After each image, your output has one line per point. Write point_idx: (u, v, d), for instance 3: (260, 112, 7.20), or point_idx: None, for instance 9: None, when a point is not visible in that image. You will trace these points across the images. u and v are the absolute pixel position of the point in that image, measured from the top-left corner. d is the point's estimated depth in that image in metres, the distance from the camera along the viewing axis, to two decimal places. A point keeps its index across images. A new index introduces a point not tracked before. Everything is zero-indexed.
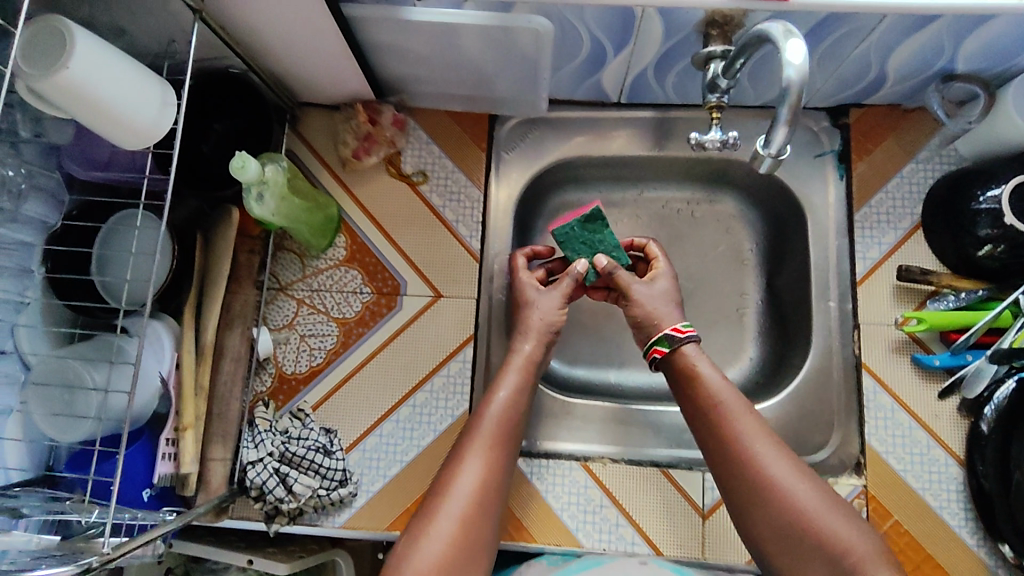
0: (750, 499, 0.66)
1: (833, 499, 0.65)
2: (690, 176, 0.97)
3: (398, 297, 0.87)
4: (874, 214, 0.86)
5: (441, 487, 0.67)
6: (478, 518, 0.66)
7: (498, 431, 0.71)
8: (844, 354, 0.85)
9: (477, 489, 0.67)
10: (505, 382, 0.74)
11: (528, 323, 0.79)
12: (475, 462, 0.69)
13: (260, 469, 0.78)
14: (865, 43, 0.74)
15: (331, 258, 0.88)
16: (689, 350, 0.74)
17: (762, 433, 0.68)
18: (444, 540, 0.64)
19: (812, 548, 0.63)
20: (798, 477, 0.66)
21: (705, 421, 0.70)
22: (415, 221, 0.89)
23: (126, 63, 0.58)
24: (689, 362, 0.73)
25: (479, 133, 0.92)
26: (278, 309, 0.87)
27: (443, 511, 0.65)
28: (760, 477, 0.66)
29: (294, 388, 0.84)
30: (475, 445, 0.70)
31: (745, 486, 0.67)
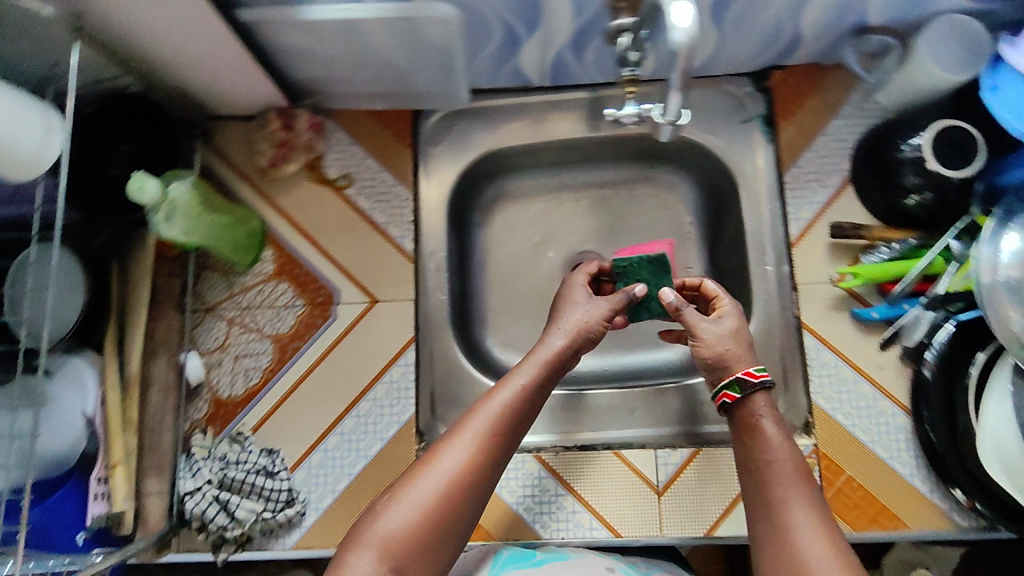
0: (768, 547, 0.58)
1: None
2: (623, 154, 0.95)
3: (333, 307, 0.85)
4: (803, 174, 0.86)
5: (427, 458, 0.61)
6: (449, 510, 0.59)
7: (501, 431, 0.63)
8: (786, 317, 0.85)
9: (460, 473, 0.60)
10: (522, 375, 0.67)
11: (566, 320, 0.72)
12: (466, 443, 0.62)
13: (199, 498, 0.76)
14: (775, 2, 0.73)
15: (259, 273, 0.85)
16: (759, 402, 0.65)
17: (814, 500, 0.59)
18: (412, 513, 0.58)
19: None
20: (824, 533, 0.56)
21: (750, 465, 0.63)
22: (342, 226, 0.87)
23: (8, 94, 0.58)
24: (755, 410, 0.65)
25: (401, 130, 0.90)
26: (207, 331, 0.83)
27: (417, 485, 0.60)
28: (788, 538, 0.57)
29: (232, 411, 0.81)
30: (471, 425, 0.63)
31: (768, 543, 0.58)
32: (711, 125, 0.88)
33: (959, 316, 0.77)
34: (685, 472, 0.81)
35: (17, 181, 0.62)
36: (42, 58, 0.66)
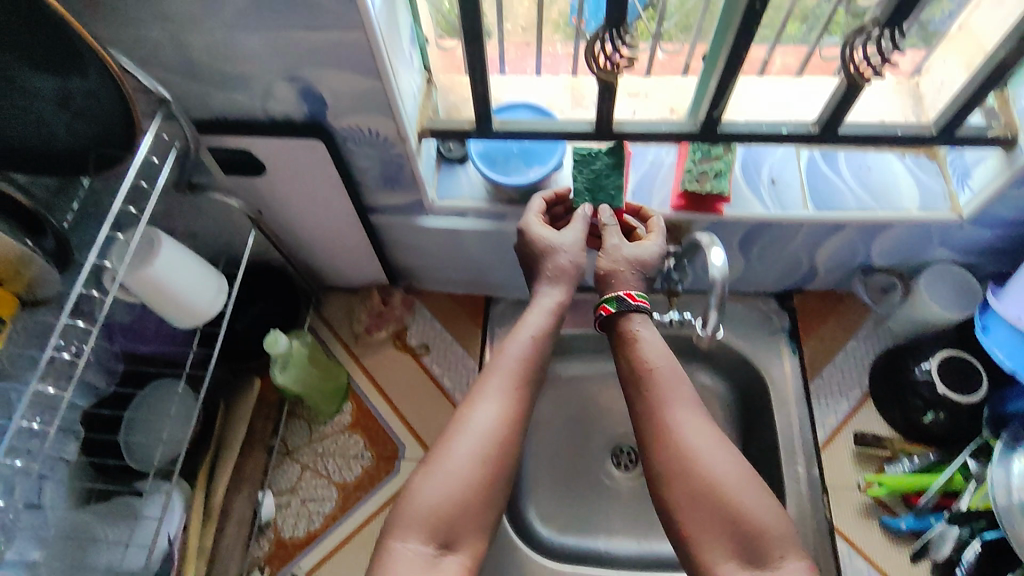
0: (659, 454, 0.66)
1: (749, 476, 0.65)
2: None
3: (396, 461, 0.94)
4: (827, 385, 0.97)
5: (457, 423, 0.66)
6: (491, 465, 0.65)
7: (522, 374, 0.70)
8: (819, 520, 0.87)
9: (492, 427, 0.66)
10: (533, 324, 0.73)
11: (552, 264, 0.75)
12: (493, 401, 0.67)
13: None
14: (794, 243, 0.90)
15: (337, 424, 0.96)
16: (633, 319, 0.73)
17: (687, 403, 0.69)
18: (456, 476, 0.63)
19: (722, 521, 0.62)
20: (716, 449, 0.66)
21: (630, 378, 0.71)
22: (415, 389, 0.99)
23: (195, 262, 0.71)
24: (630, 326, 0.73)
25: (475, 311, 1.06)
26: (282, 473, 0.92)
27: (455, 452, 0.64)
28: (680, 445, 0.66)
29: (289, 552, 0.88)
30: (496, 383, 0.69)
31: (655, 447, 0.67)
32: (743, 332, 0.99)
33: (984, 533, 0.80)
34: None
35: (170, 322, 0.73)
36: (220, 240, 0.85)
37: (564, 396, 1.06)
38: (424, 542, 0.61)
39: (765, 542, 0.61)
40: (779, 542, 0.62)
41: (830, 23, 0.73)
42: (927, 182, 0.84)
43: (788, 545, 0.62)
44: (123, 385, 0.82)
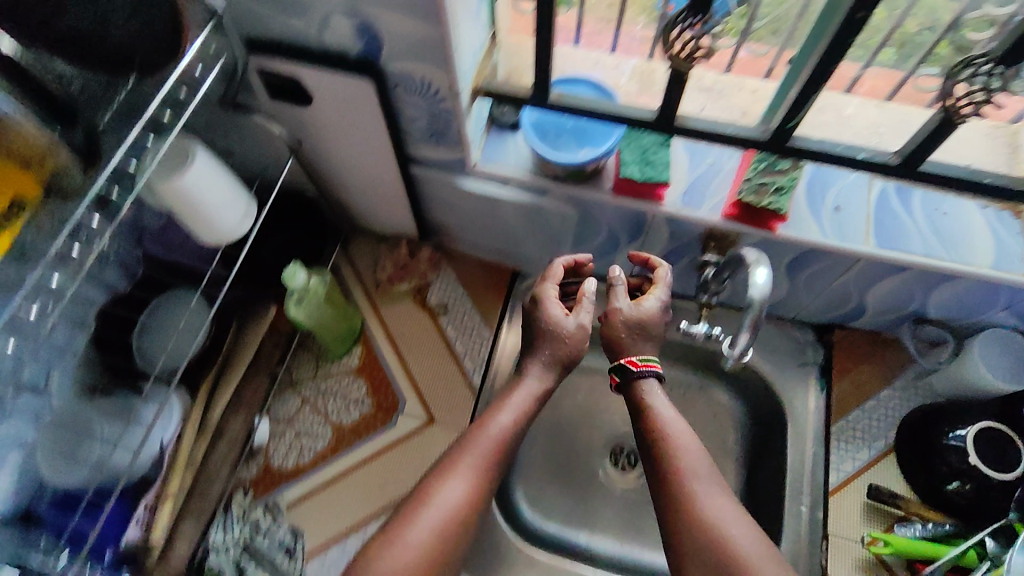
0: (677, 525, 0.67)
1: (772, 551, 0.64)
2: (685, 361, 1.06)
3: (394, 414, 0.94)
4: (850, 429, 0.93)
5: (424, 494, 0.68)
6: (448, 537, 0.67)
7: (493, 453, 0.71)
8: (812, 564, 0.84)
9: (456, 504, 0.68)
10: (513, 406, 0.74)
11: (545, 353, 0.76)
12: (463, 477, 0.69)
13: (223, 554, 0.80)
14: (844, 277, 0.85)
15: (344, 365, 0.98)
16: (643, 385, 0.75)
17: (707, 476, 0.68)
18: (413, 550, 0.65)
19: None
20: (736, 523, 0.65)
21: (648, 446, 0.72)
22: (427, 348, 0.99)
23: (227, 180, 0.71)
24: (642, 394, 0.75)
25: (500, 283, 1.05)
26: (282, 403, 0.94)
27: (417, 523, 0.66)
28: (697, 519, 0.65)
29: (275, 480, 0.89)
30: (468, 459, 0.70)
31: (673, 517, 0.67)
32: (773, 357, 0.97)
33: None
34: None
35: (193, 233, 0.74)
36: (260, 162, 0.85)
37: (576, 385, 1.04)
38: None
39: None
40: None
41: (932, 52, 0.66)
42: (1005, 238, 0.77)
43: None
44: (141, 289, 0.83)
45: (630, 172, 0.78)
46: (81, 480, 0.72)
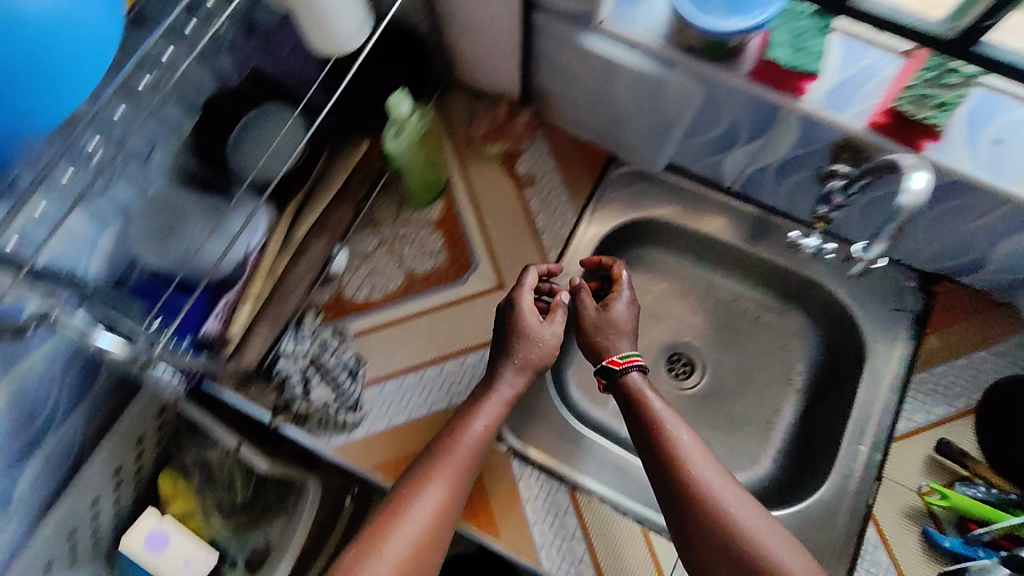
0: (678, 511, 0.72)
1: (775, 528, 0.70)
2: (769, 283, 1.03)
3: (466, 273, 0.94)
4: (931, 384, 0.87)
5: (399, 506, 0.72)
6: (430, 536, 0.72)
7: (466, 460, 0.76)
8: (856, 501, 0.84)
9: (432, 516, 0.72)
10: (486, 411, 0.79)
11: (523, 356, 0.81)
12: (437, 485, 0.74)
13: (292, 362, 0.86)
14: (981, 220, 0.78)
15: (424, 216, 0.96)
16: (632, 375, 0.82)
17: (706, 462, 0.74)
18: (391, 562, 0.69)
19: (740, 562, 0.68)
20: (737, 498, 0.71)
21: (647, 438, 0.77)
22: (508, 216, 0.96)
23: None
24: (633, 387, 0.81)
25: (594, 165, 0.99)
26: (360, 239, 0.95)
27: (393, 537, 0.71)
28: (704, 496, 0.71)
29: (345, 309, 0.91)
30: (442, 469, 0.74)
31: (676, 502, 0.72)
32: (867, 298, 0.93)
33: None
34: None
35: (307, 37, 0.71)
36: None
37: None
38: None
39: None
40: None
41: None
42: None
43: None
44: (247, 88, 0.81)
45: (778, 53, 0.72)
46: (171, 264, 0.76)
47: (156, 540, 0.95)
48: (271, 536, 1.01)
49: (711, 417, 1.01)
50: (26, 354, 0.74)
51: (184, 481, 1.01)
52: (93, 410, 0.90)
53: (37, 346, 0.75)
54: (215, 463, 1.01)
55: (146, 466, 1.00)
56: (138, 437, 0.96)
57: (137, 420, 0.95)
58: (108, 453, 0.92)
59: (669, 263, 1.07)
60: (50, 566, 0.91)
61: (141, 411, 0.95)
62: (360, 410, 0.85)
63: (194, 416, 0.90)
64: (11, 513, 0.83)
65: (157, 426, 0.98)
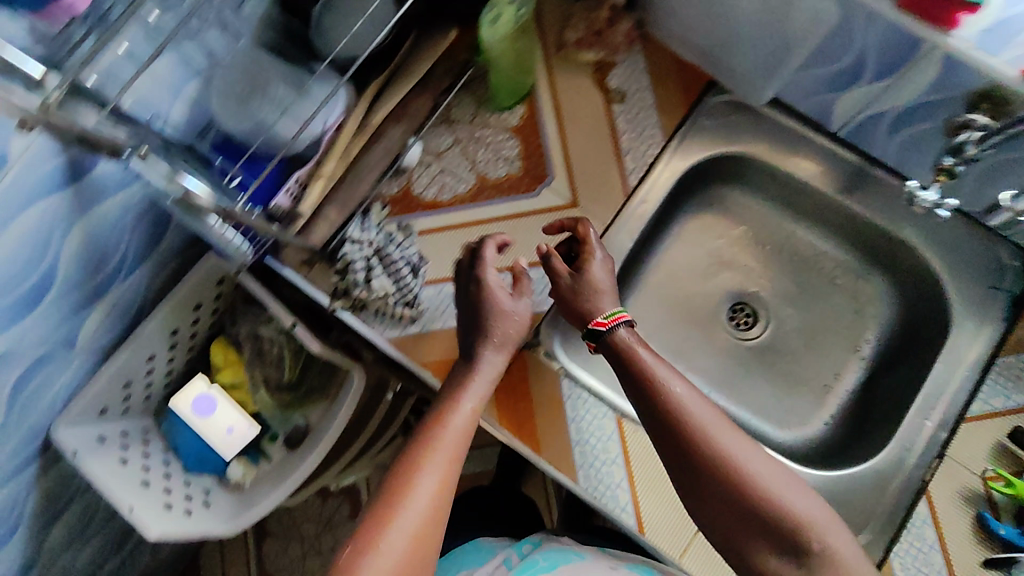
0: (686, 473, 0.66)
1: (789, 475, 0.64)
2: (855, 241, 0.97)
3: (539, 186, 0.89)
4: (1019, 367, 0.84)
5: (396, 498, 0.64)
6: (432, 528, 0.64)
7: (458, 444, 0.69)
8: (912, 473, 0.80)
9: (432, 502, 0.65)
10: (472, 392, 0.72)
11: (499, 333, 0.76)
12: (433, 471, 0.66)
13: (358, 249, 0.83)
14: None
15: (503, 120, 0.92)
16: (621, 333, 0.74)
17: (707, 416, 0.67)
18: (394, 559, 0.61)
19: (760, 520, 0.62)
20: (747, 450, 0.65)
21: (641, 397, 0.70)
22: (591, 132, 0.90)
23: None
24: (623, 343, 0.74)
25: (690, 89, 0.92)
26: (436, 135, 0.91)
27: (393, 530, 0.62)
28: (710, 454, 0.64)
29: (412, 207, 0.89)
30: (435, 456, 0.67)
31: (681, 462, 0.66)
32: (959, 269, 0.87)
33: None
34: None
35: None
36: None
37: None
38: None
39: (811, 552, 0.60)
40: (833, 554, 0.59)
41: None
42: None
43: (834, 531, 0.61)
44: None
45: None
46: (246, 131, 0.73)
47: (203, 405, 1.02)
48: (311, 420, 1.04)
49: (767, 371, 0.97)
50: (103, 200, 0.75)
51: (234, 352, 1.03)
52: (156, 268, 0.90)
53: (113, 194, 0.76)
54: (266, 338, 1.00)
55: (199, 333, 1.02)
56: (195, 304, 0.96)
57: (196, 287, 0.94)
58: (166, 315, 0.93)
59: (750, 207, 1.01)
60: (106, 411, 0.94)
61: (199, 281, 0.93)
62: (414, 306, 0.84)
63: (250, 287, 0.92)
64: (75, 350, 0.85)
65: (213, 296, 0.98)
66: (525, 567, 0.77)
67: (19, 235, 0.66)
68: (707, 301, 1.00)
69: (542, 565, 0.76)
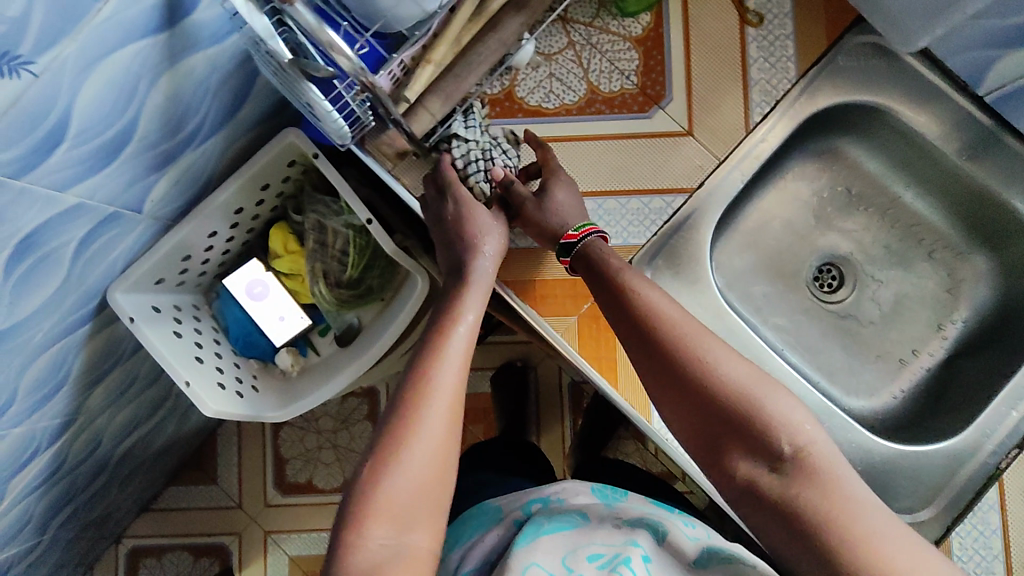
0: (655, 385, 0.59)
1: (764, 375, 0.57)
2: (966, 216, 0.91)
3: (654, 107, 0.83)
4: None
5: (411, 407, 0.56)
6: (450, 441, 0.57)
7: (468, 349, 0.62)
8: (987, 463, 0.79)
9: (451, 414, 0.57)
10: (474, 301, 0.65)
11: (488, 244, 0.71)
12: (445, 378, 0.58)
13: (462, 148, 0.79)
14: None
15: (624, 28, 0.83)
16: (596, 244, 0.70)
17: (673, 316, 0.61)
18: (414, 474, 0.54)
19: (734, 426, 0.54)
20: (720, 350, 0.58)
21: (613, 302, 0.64)
22: (719, 56, 0.83)
23: None
24: (597, 251, 0.69)
25: (835, 21, 0.85)
26: (550, 35, 0.84)
27: (412, 443, 0.55)
28: (678, 357, 0.58)
29: (513, 110, 0.83)
30: (443, 360, 0.59)
31: (650, 373, 0.59)
32: None
33: None
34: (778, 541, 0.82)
35: None
36: None
37: None
38: (393, 535, 0.52)
39: (785, 456, 0.52)
40: (811, 458, 0.51)
41: None
42: None
43: (811, 435, 0.53)
44: None
45: None
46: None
47: (257, 290, 1.00)
48: (365, 319, 1.00)
49: (845, 337, 0.94)
50: (193, 54, 0.68)
51: (295, 241, 0.98)
52: (228, 140, 0.84)
53: (204, 48, 0.69)
54: (332, 231, 0.93)
55: (262, 216, 0.98)
56: (263, 185, 0.91)
57: (267, 167, 0.88)
58: (234, 192, 0.87)
59: (862, 163, 0.95)
60: (162, 282, 0.90)
61: (271, 160, 0.87)
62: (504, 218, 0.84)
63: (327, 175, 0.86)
64: (139, 219, 0.80)
65: (282, 180, 0.93)
66: (525, 531, 0.63)
67: (107, 76, 0.60)
68: (796, 256, 0.95)
69: (547, 527, 0.63)
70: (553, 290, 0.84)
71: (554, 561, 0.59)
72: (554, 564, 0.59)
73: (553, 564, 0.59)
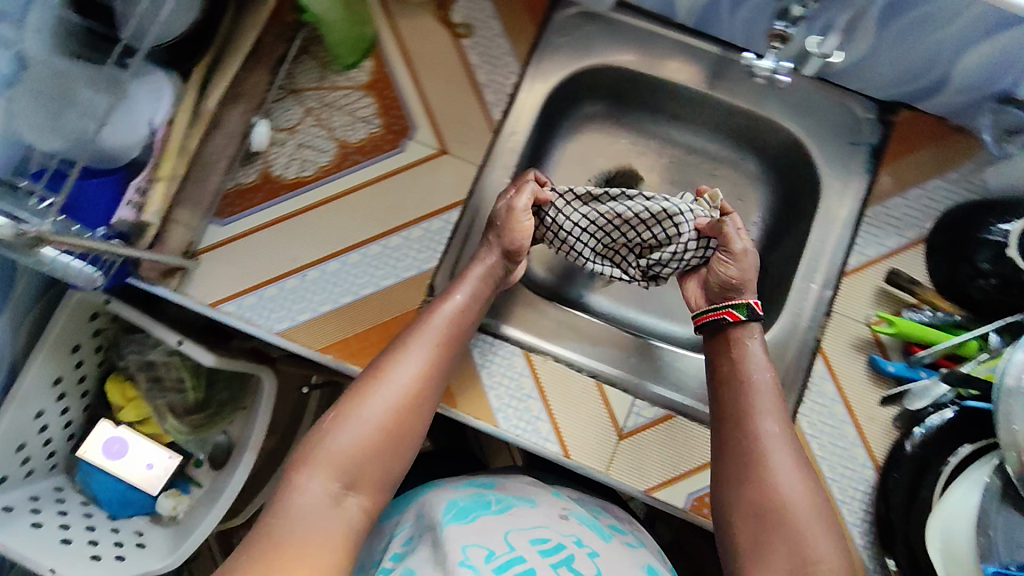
0: (732, 465, 0.70)
1: (828, 516, 0.66)
2: (723, 129, 0.99)
3: (404, 140, 0.86)
4: (886, 215, 0.85)
5: (378, 369, 0.71)
6: (411, 406, 0.70)
7: (449, 329, 0.75)
8: (806, 337, 0.85)
9: (409, 388, 0.70)
10: (463, 287, 0.78)
11: (496, 236, 0.81)
12: (414, 356, 0.72)
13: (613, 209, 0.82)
14: (943, 33, 0.74)
15: (351, 79, 0.87)
16: (753, 331, 0.78)
17: (778, 423, 0.71)
18: (366, 423, 0.67)
19: (777, 542, 0.65)
20: (795, 472, 0.68)
21: (725, 398, 0.74)
22: (445, 74, 0.88)
23: None
24: (740, 339, 0.77)
25: (535, 7, 0.91)
26: (284, 109, 0.86)
27: (370, 398, 0.68)
28: (760, 462, 0.69)
29: (275, 190, 0.84)
30: (420, 337, 0.73)
31: (731, 467, 0.70)
32: (820, 130, 0.90)
33: (967, 401, 0.76)
34: (666, 488, 0.80)
35: None
36: None
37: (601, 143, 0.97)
38: (333, 477, 0.64)
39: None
40: None
41: None
42: None
43: None
44: None
45: None
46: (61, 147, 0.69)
47: (115, 448, 0.97)
48: (232, 434, 1.01)
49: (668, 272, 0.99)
50: None
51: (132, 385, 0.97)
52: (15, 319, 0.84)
53: None
54: (160, 364, 0.95)
55: (89, 375, 0.96)
56: (73, 346, 0.90)
57: (67, 328, 0.87)
58: (44, 366, 0.86)
59: (621, 115, 1.02)
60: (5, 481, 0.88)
61: (68, 321, 0.86)
62: (600, 259, 0.85)
63: (126, 315, 0.86)
64: None
65: (93, 334, 0.92)
66: (467, 511, 0.69)
67: None
68: None
69: (494, 508, 0.70)
70: (369, 339, 0.81)
71: (497, 540, 0.64)
72: (495, 542, 0.63)
73: (493, 542, 0.63)
